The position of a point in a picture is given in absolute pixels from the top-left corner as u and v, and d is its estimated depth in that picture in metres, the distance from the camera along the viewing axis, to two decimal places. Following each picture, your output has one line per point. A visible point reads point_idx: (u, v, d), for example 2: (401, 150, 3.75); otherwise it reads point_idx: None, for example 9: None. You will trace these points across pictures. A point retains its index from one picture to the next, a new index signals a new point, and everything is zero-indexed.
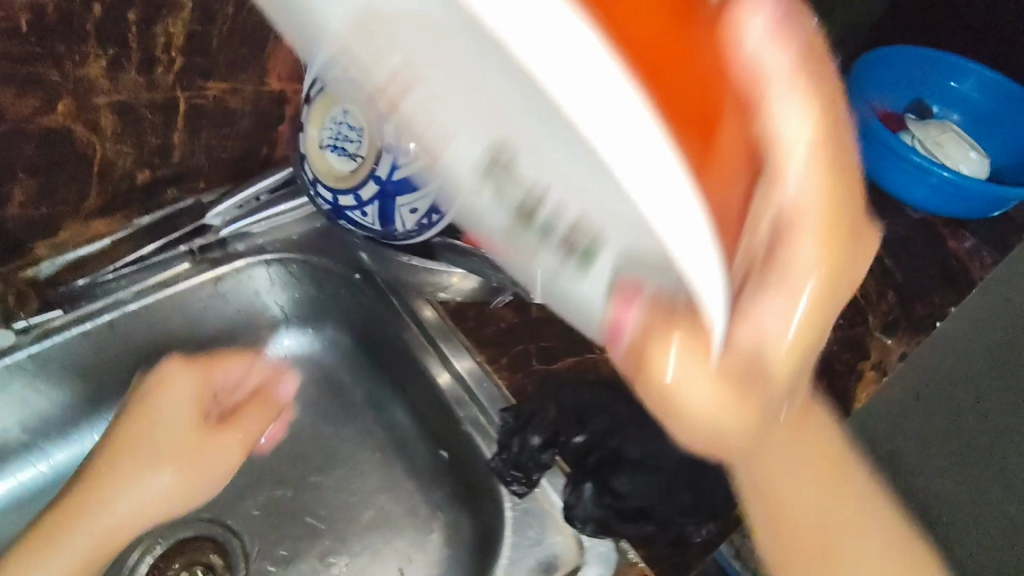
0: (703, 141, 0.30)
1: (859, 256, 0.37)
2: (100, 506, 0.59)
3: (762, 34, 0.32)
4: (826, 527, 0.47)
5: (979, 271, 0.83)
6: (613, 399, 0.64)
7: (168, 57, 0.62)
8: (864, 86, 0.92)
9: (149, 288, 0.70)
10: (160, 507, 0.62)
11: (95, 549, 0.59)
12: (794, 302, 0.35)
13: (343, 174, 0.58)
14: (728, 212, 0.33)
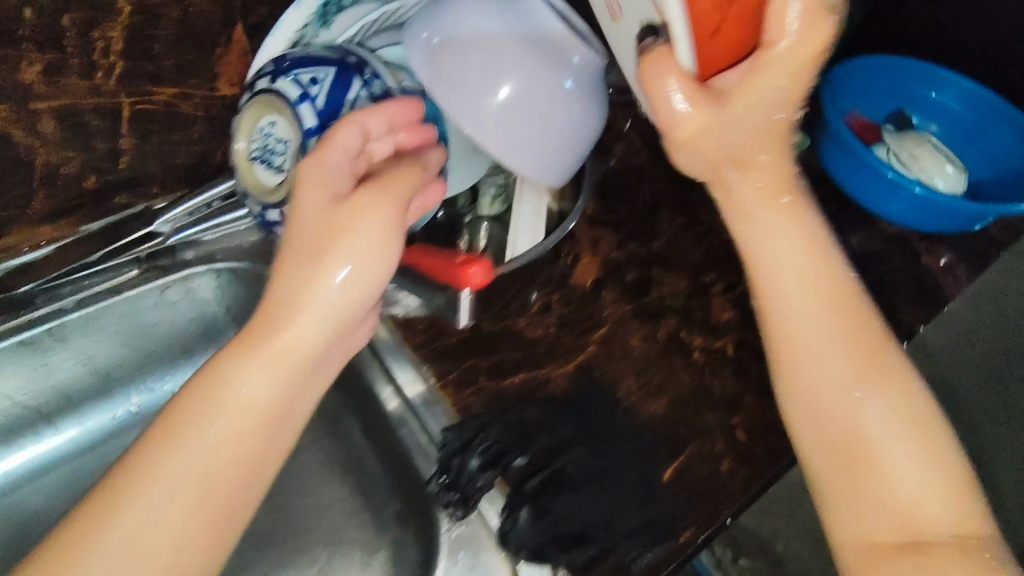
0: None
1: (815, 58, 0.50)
2: (229, 388, 0.49)
3: None
4: (856, 424, 0.52)
5: (952, 287, 0.81)
6: (558, 418, 0.64)
7: (110, 62, 0.60)
8: (836, 96, 0.91)
9: (95, 295, 0.69)
10: (286, 371, 0.50)
11: (255, 435, 0.49)
12: (757, 105, 0.52)
13: (271, 189, 0.52)
14: (731, 32, 0.49)
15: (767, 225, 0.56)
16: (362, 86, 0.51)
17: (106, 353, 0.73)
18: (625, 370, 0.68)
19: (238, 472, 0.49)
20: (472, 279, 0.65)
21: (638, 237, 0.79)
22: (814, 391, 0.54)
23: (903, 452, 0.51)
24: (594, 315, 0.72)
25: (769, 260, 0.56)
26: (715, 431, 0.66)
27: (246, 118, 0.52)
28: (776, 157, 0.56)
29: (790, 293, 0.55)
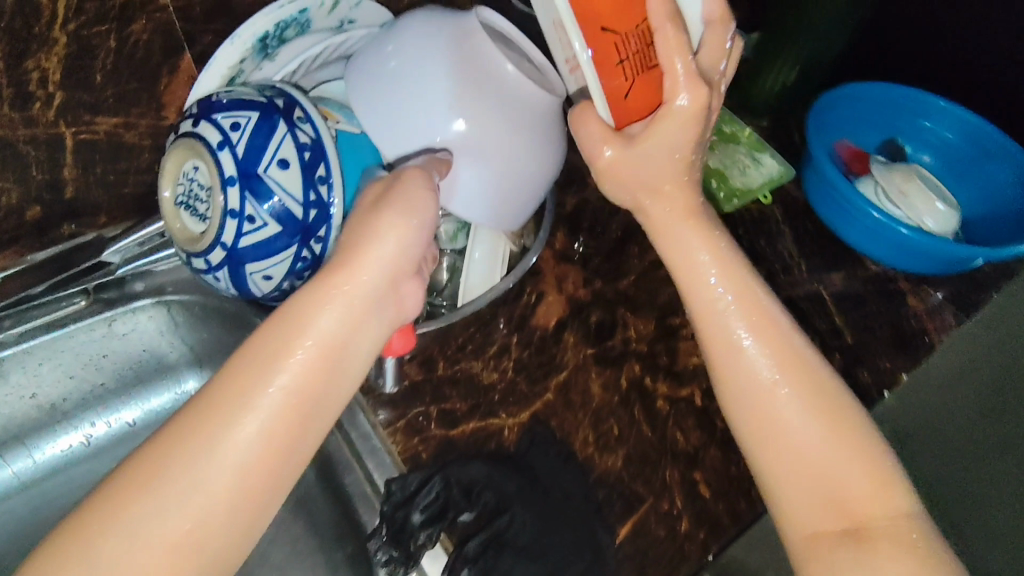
0: (623, 60, 0.52)
1: (694, 123, 0.50)
2: (294, 330, 0.46)
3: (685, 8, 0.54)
4: (811, 448, 0.47)
5: (939, 332, 0.77)
6: (506, 474, 0.60)
7: (45, 93, 0.58)
8: (825, 123, 0.85)
9: (34, 330, 0.67)
10: (351, 312, 0.47)
11: (320, 381, 0.46)
12: (657, 152, 0.51)
13: (195, 238, 0.49)
14: (640, 94, 0.53)
15: (682, 237, 0.53)
16: (289, 131, 0.47)
17: (51, 385, 0.71)
18: (583, 421, 0.65)
19: (301, 421, 0.45)
20: (391, 347, 0.57)
21: (605, 274, 0.75)
22: (750, 403, 0.49)
23: (834, 449, 0.47)
24: (553, 358, 0.69)
25: (690, 266, 0.52)
26: (675, 488, 0.62)
27: (171, 161, 0.49)
28: (683, 182, 0.53)
29: (714, 296, 0.51)
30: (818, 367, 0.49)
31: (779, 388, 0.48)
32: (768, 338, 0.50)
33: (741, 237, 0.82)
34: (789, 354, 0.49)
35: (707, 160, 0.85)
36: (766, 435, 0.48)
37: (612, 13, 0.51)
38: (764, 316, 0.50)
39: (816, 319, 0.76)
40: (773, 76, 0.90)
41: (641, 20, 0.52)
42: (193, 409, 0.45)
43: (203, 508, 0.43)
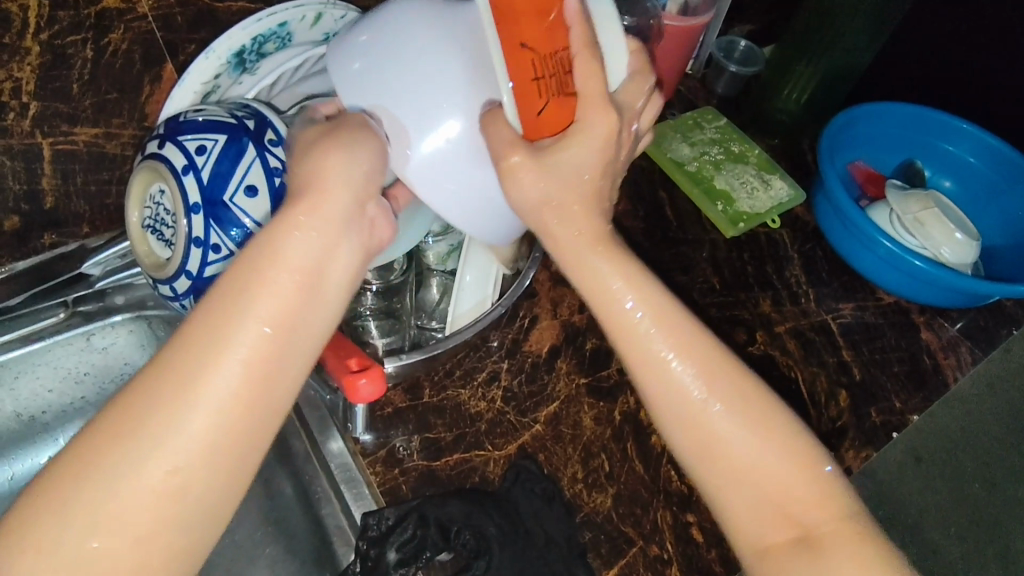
0: (537, 71, 0.43)
1: (603, 144, 0.46)
2: (259, 262, 0.40)
3: (610, 45, 0.49)
4: (751, 467, 0.45)
5: (953, 369, 0.73)
6: (486, 512, 0.57)
7: (20, 102, 0.57)
8: (839, 146, 0.81)
9: (6, 344, 0.64)
10: (322, 240, 0.42)
11: (292, 313, 0.40)
12: (555, 170, 0.45)
13: (161, 264, 0.49)
14: (552, 113, 0.46)
15: (590, 265, 0.47)
16: (257, 156, 0.47)
17: (31, 396, 0.67)
18: (573, 455, 0.62)
19: (278, 359, 0.40)
20: (358, 392, 0.52)
21: None
22: (687, 429, 0.45)
23: (774, 457, 0.45)
24: (544, 388, 0.66)
25: (605, 296, 0.46)
26: (667, 532, 0.59)
27: (136, 184, 0.49)
28: (589, 207, 0.47)
29: (629, 317, 0.46)
30: (746, 380, 0.46)
31: (711, 404, 0.45)
32: (695, 355, 0.46)
33: (748, 262, 0.79)
34: (714, 365, 0.46)
35: (714, 181, 0.83)
36: (706, 456, 0.45)
37: (537, 25, 0.43)
38: (688, 331, 0.46)
39: (824, 352, 0.73)
40: (786, 91, 0.86)
41: (566, 44, 0.45)
42: (158, 358, 0.38)
43: (176, 465, 0.37)
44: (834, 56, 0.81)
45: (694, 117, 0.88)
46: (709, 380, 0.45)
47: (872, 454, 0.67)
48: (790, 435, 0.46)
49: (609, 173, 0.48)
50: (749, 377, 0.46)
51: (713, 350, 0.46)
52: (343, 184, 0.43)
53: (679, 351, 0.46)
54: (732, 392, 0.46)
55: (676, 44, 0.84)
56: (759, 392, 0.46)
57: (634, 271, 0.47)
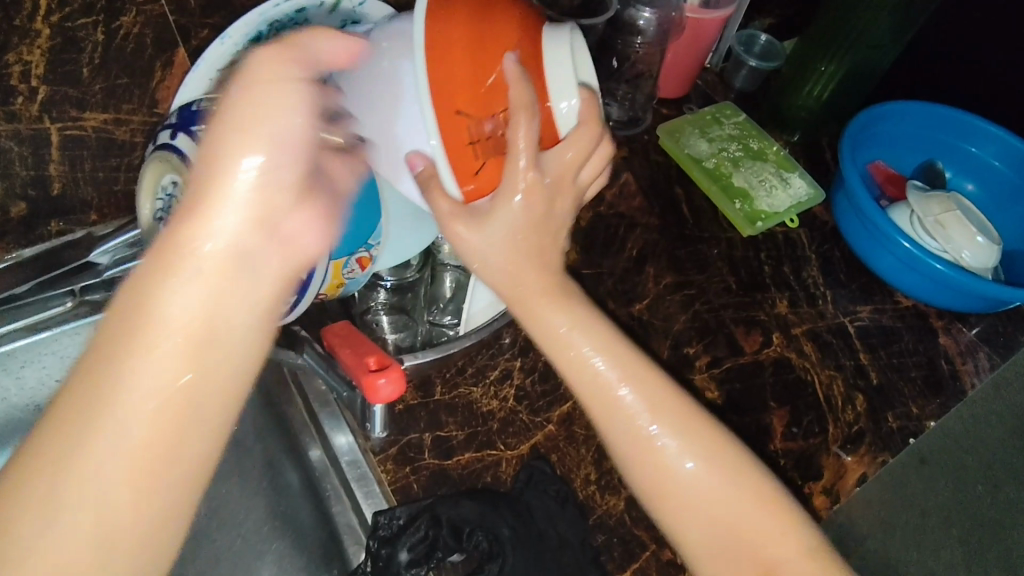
0: (461, 144, 0.46)
1: (535, 208, 0.49)
2: (141, 317, 0.36)
3: (563, 105, 0.48)
4: (707, 505, 0.48)
5: (971, 375, 0.72)
6: (499, 513, 0.56)
7: (29, 87, 0.55)
8: (858, 144, 0.79)
9: (14, 332, 0.61)
10: (216, 285, 0.38)
11: (188, 369, 0.37)
12: (494, 233, 0.49)
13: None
14: (487, 173, 0.48)
15: (539, 312, 0.51)
16: None
17: (36, 383, 0.66)
18: (586, 457, 0.61)
19: (177, 421, 0.37)
20: (377, 392, 0.51)
21: (617, 298, 0.72)
22: (641, 463, 0.48)
23: (731, 491, 0.48)
24: (558, 387, 0.65)
25: (560, 342, 0.50)
26: None
27: (148, 175, 0.49)
28: (536, 265, 0.51)
29: (580, 359, 0.50)
30: (695, 416, 0.49)
31: (660, 436, 0.49)
32: (644, 391, 0.49)
33: (765, 261, 0.78)
34: (665, 401, 0.49)
35: (732, 179, 0.81)
36: (663, 495, 0.48)
37: (470, 98, 0.45)
38: (635, 367, 0.50)
39: (840, 355, 0.72)
40: (807, 87, 0.84)
41: (502, 108, 0.46)
42: (37, 439, 0.35)
43: (68, 556, 0.34)
44: (859, 51, 0.79)
45: (712, 112, 0.86)
46: (661, 418, 0.49)
47: (888, 460, 0.66)
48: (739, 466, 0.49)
49: (555, 226, 0.51)
50: (701, 417, 0.50)
51: (661, 389, 0.50)
52: (235, 204, 0.38)
53: (632, 387, 0.49)
54: (687, 428, 0.49)
55: (697, 37, 0.82)
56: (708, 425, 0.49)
57: (581, 320, 0.51)
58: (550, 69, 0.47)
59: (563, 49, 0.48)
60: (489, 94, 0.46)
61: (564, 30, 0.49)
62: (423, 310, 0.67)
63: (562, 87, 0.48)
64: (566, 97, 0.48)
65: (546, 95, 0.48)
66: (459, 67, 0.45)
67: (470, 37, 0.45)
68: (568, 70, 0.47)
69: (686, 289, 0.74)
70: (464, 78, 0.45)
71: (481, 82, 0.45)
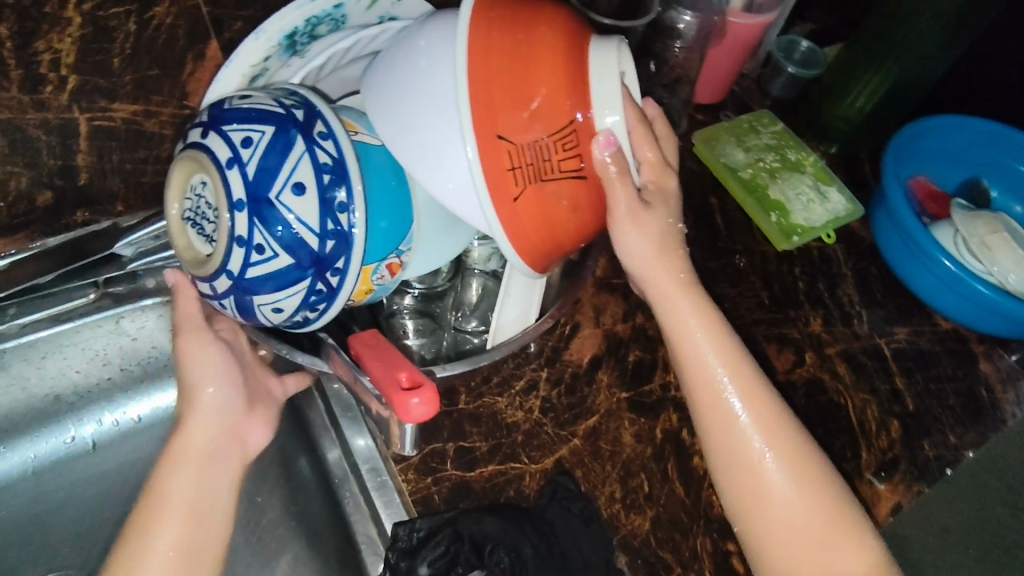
0: (499, 163, 0.45)
1: (662, 219, 0.52)
2: (156, 494, 0.50)
3: (609, 123, 0.46)
4: (797, 521, 0.49)
5: (1012, 405, 0.69)
6: (523, 530, 0.55)
7: (58, 76, 0.54)
8: (901, 158, 0.77)
9: (36, 323, 0.63)
10: (195, 470, 0.51)
11: (196, 501, 0.50)
12: (643, 235, 0.51)
13: (199, 261, 0.49)
14: (529, 195, 0.46)
15: (677, 305, 0.53)
16: (305, 150, 0.46)
17: (57, 375, 0.66)
18: (611, 473, 0.60)
19: (194, 536, 0.49)
20: (407, 411, 0.49)
21: (647, 310, 0.69)
22: (738, 467, 0.50)
23: (819, 516, 0.49)
24: (584, 400, 0.63)
25: (690, 349, 0.53)
26: (705, 559, 0.57)
27: (176, 175, 0.48)
28: (677, 270, 0.53)
29: (705, 360, 0.52)
30: (806, 450, 0.51)
31: (770, 457, 0.50)
32: (757, 402, 0.51)
33: (799, 277, 0.76)
34: (774, 418, 0.51)
35: (768, 190, 0.79)
36: (753, 502, 0.50)
37: (511, 118, 0.45)
38: (752, 379, 0.52)
39: (876, 378, 0.70)
40: (849, 98, 0.81)
41: (544, 128, 0.45)
42: None
43: None
44: (907, 64, 0.76)
45: (749, 120, 0.84)
46: (771, 447, 0.50)
47: (923, 490, 0.64)
48: (826, 487, 0.50)
49: (682, 236, 0.53)
50: (815, 454, 0.51)
51: (775, 416, 0.51)
52: (198, 421, 0.52)
53: (744, 397, 0.51)
54: (797, 459, 0.50)
55: (739, 45, 0.80)
56: (820, 463, 0.51)
57: (713, 333, 0.53)
58: (595, 83, 0.46)
59: (608, 63, 0.46)
60: (529, 112, 0.45)
61: (608, 48, 0.47)
62: (449, 315, 0.65)
63: (606, 103, 0.46)
64: (610, 115, 0.46)
65: (591, 114, 0.46)
66: (499, 83, 0.44)
67: (509, 61, 0.45)
68: (614, 85, 0.46)
69: (718, 303, 0.72)
70: (505, 95, 0.44)
71: (523, 100, 0.44)
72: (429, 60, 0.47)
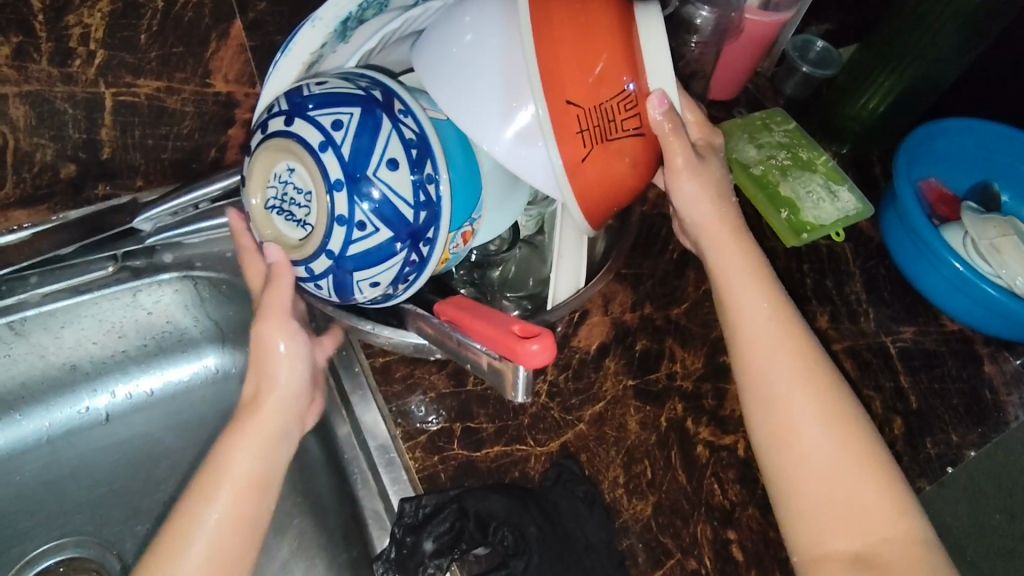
0: (568, 128, 0.46)
1: (712, 176, 0.57)
2: (223, 458, 0.49)
3: (665, 84, 0.48)
4: (827, 467, 0.50)
5: (1015, 407, 0.70)
6: (527, 511, 0.55)
7: (86, 50, 0.55)
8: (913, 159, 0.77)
9: (57, 293, 0.65)
10: (262, 444, 0.50)
11: (258, 475, 0.49)
12: (700, 186, 0.56)
13: (295, 246, 0.51)
14: (594, 155, 0.48)
15: (728, 249, 0.57)
16: (392, 129, 0.48)
17: (73, 346, 0.68)
18: (615, 459, 0.61)
19: (250, 511, 0.48)
20: (531, 358, 0.48)
21: (655, 300, 0.70)
22: (770, 408, 0.52)
23: (848, 466, 0.50)
24: (591, 386, 0.64)
25: (732, 292, 0.56)
26: (706, 546, 0.58)
27: (261, 164, 0.50)
28: (728, 223, 0.58)
29: (747, 304, 0.55)
30: (842, 397, 0.52)
31: (802, 403, 0.52)
32: (793, 348, 0.53)
33: (807, 274, 0.77)
34: (810, 366, 0.53)
35: (779, 187, 0.79)
36: (783, 444, 0.51)
37: (578, 85, 0.46)
38: (792, 327, 0.55)
39: (880, 376, 0.70)
40: (863, 99, 0.82)
41: (609, 93, 0.47)
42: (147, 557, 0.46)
43: None
44: (920, 65, 0.77)
45: (762, 118, 0.84)
46: (804, 384, 0.52)
47: (923, 487, 0.64)
48: (862, 441, 0.51)
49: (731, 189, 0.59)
50: (849, 401, 0.52)
51: (811, 357, 0.53)
52: (276, 396, 0.51)
53: (781, 342, 0.54)
54: (831, 408, 0.51)
55: (754, 41, 0.80)
56: (855, 410, 0.52)
57: (757, 279, 0.56)
58: (647, 45, 0.48)
59: (655, 27, 0.48)
60: (593, 78, 0.46)
61: (652, 11, 0.48)
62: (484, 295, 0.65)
63: (658, 64, 0.48)
64: (661, 75, 0.48)
65: (645, 75, 0.48)
66: (564, 48, 0.45)
67: (573, 30, 0.45)
68: (662, 47, 0.48)
69: None
70: (571, 61, 0.46)
71: (588, 66, 0.46)
72: (487, 31, 0.48)
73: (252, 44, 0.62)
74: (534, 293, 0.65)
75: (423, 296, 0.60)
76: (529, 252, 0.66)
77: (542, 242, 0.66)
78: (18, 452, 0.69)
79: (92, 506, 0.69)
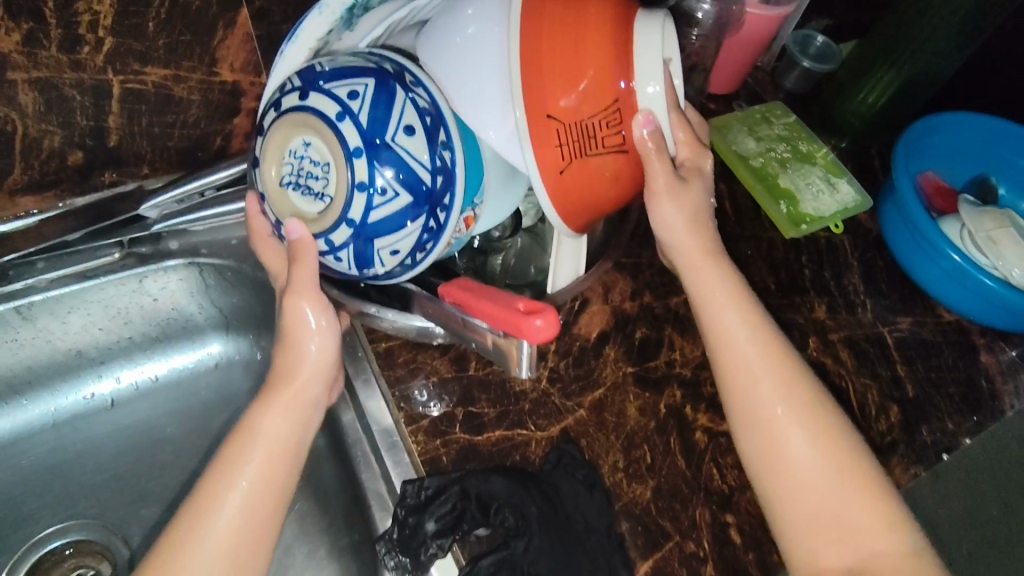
0: (546, 138, 0.48)
1: (696, 197, 0.55)
2: (254, 424, 0.51)
3: (652, 102, 0.47)
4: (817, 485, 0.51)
5: (1011, 396, 0.70)
6: (528, 493, 0.56)
7: (95, 37, 0.56)
8: (913, 152, 0.78)
9: (64, 278, 0.65)
10: (292, 411, 0.52)
11: (285, 443, 0.51)
12: (682, 209, 0.55)
13: (311, 220, 0.51)
14: (574, 166, 0.49)
15: (707, 272, 0.57)
16: (408, 97, 0.49)
17: (78, 331, 0.68)
18: (615, 444, 0.61)
19: (278, 477, 0.50)
20: (535, 333, 0.49)
21: (654, 288, 0.71)
22: (756, 429, 0.53)
23: (838, 483, 0.51)
24: (591, 372, 0.65)
25: (715, 314, 0.56)
26: (704, 529, 0.59)
27: (276, 140, 0.50)
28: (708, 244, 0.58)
29: (729, 328, 0.56)
30: (827, 414, 0.53)
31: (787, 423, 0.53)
32: (778, 367, 0.54)
33: (806, 265, 0.77)
34: (793, 386, 0.54)
35: (779, 179, 0.80)
36: (773, 464, 0.52)
37: (558, 97, 0.47)
38: (776, 347, 0.55)
39: (877, 365, 0.71)
40: (862, 92, 0.82)
41: (593, 103, 0.47)
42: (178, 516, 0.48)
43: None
44: (919, 59, 0.77)
45: (762, 111, 0.85)
46: (788, 405, 0.53)
47: (919, 474, 0.65)
48: (850, 458, 0.52)
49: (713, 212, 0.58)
50: (832, 417, 0.53)
51: (796, 376, 0.54)
52: (305, 365, 0.52)
53: (765, 362, 0.54)
54: (817, 427, 0.53)
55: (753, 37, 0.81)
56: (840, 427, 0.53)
57: (735, 298, 0.57)
58: (640, 57, 0.47)
59: (652, 37, 0.47)
60: (576, 89, 0.47)
61: (652, 23, 0.47)
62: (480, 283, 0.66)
63: (648, 81, 0.47)
64: (653, 90, 0.47)
65: (634, 89, 0.47)
66: (550, 57, 0.47)
67: (561, 35, 0.47)
68: (656, 58, 0.47)
69: None
70: (558, 68, 0.47)
71: (573, 75, 0.47)
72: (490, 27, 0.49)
73: (258, 33, 0.63)
74: (534, 280, 0.65)
75: (425, 279, 0.61)
76: (531, 240, 0.67)
77: (543, 231, 0.66)
78: (24, 436, 0.70)
79: (98, 490, 0.70)
